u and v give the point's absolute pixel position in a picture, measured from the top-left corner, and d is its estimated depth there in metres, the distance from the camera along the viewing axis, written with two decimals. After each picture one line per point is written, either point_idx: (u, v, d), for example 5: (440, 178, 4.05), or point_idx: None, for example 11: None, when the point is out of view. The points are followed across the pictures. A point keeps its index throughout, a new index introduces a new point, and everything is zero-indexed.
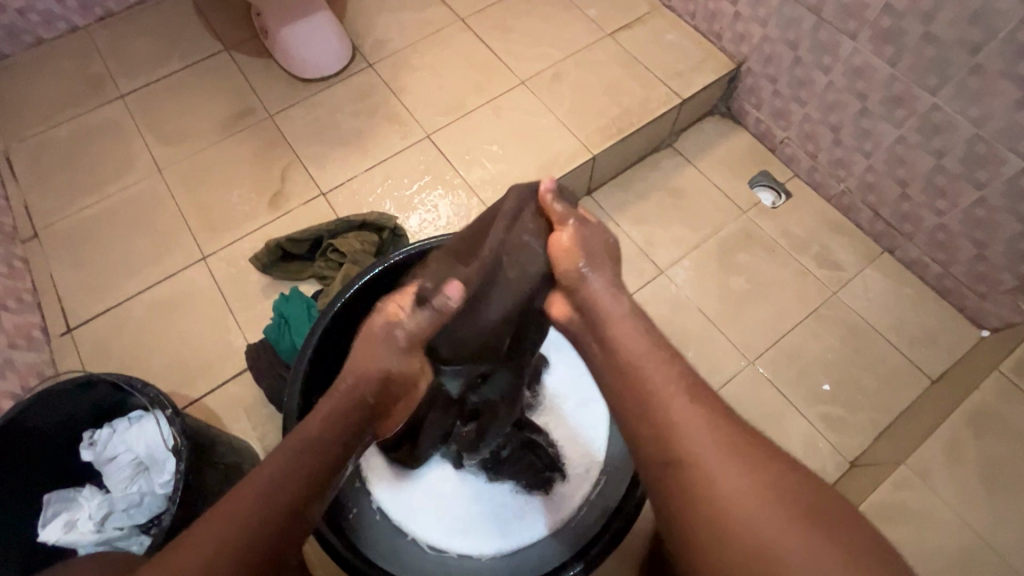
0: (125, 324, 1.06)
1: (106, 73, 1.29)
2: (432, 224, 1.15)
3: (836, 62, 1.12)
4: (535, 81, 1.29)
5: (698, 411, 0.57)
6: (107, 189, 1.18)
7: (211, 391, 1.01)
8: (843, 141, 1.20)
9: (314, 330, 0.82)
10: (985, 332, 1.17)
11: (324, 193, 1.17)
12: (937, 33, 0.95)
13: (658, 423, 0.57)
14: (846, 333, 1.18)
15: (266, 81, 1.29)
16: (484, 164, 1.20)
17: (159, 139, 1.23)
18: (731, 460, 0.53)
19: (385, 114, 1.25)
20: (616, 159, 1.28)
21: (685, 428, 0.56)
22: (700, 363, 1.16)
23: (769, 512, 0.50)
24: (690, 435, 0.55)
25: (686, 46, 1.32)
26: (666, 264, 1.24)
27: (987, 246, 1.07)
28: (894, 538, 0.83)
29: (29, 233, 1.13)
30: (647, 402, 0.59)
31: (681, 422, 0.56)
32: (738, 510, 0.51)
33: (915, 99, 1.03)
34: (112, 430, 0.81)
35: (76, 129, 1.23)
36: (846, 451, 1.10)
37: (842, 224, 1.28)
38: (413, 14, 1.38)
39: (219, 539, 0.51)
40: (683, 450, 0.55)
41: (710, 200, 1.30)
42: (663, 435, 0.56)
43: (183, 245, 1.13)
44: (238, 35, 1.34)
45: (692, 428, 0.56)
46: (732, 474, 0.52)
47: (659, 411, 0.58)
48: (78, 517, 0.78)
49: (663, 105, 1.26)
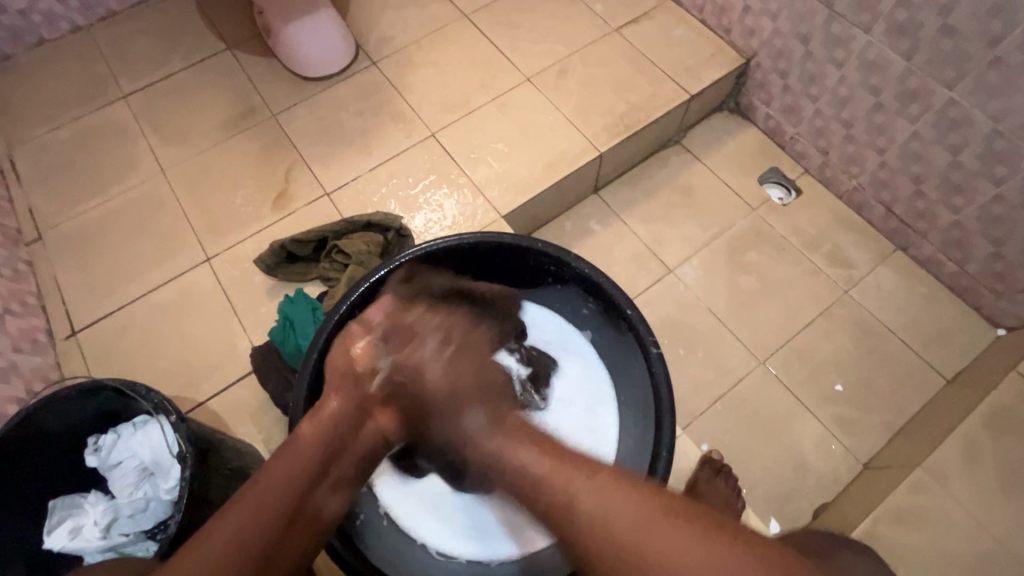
0: (129, 326, 1.05)
1: (109, 73, 1.28)
2: (437, 224, 1.13)
3: (849, 56, 1.09)
4: (540, 78, 1.27)
5: (589, 481, 0.56)
6: (110, 190, 1.17)
7: (216, 394, 1.01)
8: (855, 137, 1.17)
9: (319, 333, 0.80)
10: (1001, 331, 1.15)
11: (329, 193, 1.16)
12: (955, 26, 0.93)
13: (563, 500, 0.56)
14: (859, 332, 1.16)
15: (269, 79, 1.27)
16: (489, 163, 1.18)
17: (162, 140, 1.22)
18: (635, 523, 0.52)
19: (390, 112, 1.24)
20: (623, 157, 1.26)
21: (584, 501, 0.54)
22: (710, 364, 1.14)
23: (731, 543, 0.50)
24: (592, 506, 0.54)
25: (694, 41, 1.30)
26: (675, 263, 1.23)
27: (1004, 244, 1.05)
28: (912, 543, 0.81)
29: (33, 235, 1.13)
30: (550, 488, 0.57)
31: (583, 497, 0.55)
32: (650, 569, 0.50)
33: (931, 93, 1.01)
34: (117, 436, 0.80)
35: (79, 130, 1.22)
36: (859, 453, 1.08)
37: (854, 221, 1.26)
38: (417, 11, 1.36)
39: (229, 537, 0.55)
40: (586, 522, 0.54)
41: (720, 197, 1.28)
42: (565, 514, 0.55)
43: (187, 246, 1.12)
44: (240, 33, 1.33)
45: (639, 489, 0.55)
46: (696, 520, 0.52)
47: (562, 488, 0.56)
48: (83, 524, 0.78)
49: (671, 102, 1.24)
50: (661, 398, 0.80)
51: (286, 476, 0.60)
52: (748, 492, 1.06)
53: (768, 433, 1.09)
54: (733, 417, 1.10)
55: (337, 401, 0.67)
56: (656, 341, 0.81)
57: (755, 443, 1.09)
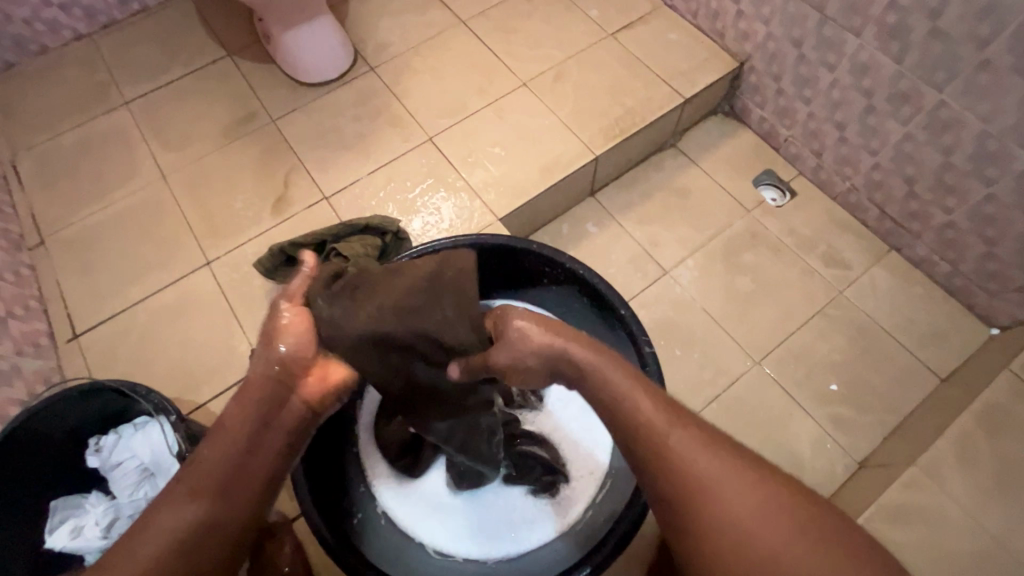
0: (130, 330, 1.07)
1: (111, 80, 1.30)
2: (434, 227, 1.15)
3: (841, 59, 1.11)
4: (537, 83, 1.29)
5: (694, 436, 0.55)
6: (112, 196, 1.18)
7: (216, 396, 1.02)
8: (848, 139, 1.18)
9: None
10: (995, 330, 1.16)
11: (328, 197, 1.17)
12: (944, 29, 0.94)
13: (666, 450, 0.54)
14: (854, 332, 1.17)
15: (269, 86, 1.29)
16: (486, 167, 1.20)
17: (163, 146, 1.23)
18: (730, 482, 0.52)
19: (388, 117, 1.26)
20: (619, 160, 1.27)
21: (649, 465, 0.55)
22: (706, 365, 1.15)
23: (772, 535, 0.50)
24: (695, 461, 0.53)
25: (689, 45, 1.32)
26: (670, 265, 1.24)
27: (996, 243, 1.06)
28: (907, 541, 0.82)
29: (35, 240, 1.14)
30: (651, 435, 0.55)
31: (683, 449, 0.54)
32: (740, 530, 0.50)
33: (922, 96, 1.02)
34: (118, 436, 0.81)
35: (82, 136, 1.24)
36: (855, 452, 1.08)
37: (848, 222, 1.27)
38: (415, 18, 1.38)
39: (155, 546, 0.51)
40: (683, 475, 0.53)
41: (715, 199, 1.30)
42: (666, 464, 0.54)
43: (188, 250, 1.13)
44: (241, 40, 1.35)
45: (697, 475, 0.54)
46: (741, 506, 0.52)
47: (668, 439, 0.55)
48: (84, 524, 0.79)
49: (666, 105, 1.25)
50: None
51: (218, 459, 0.55)
52: None
53: (764, 433, 1.10)
54: (730, 417, 1.11)
55: (256, 381, 0.59)
56: (649, 340, 0.82)
57: (751, 443, 1.09)
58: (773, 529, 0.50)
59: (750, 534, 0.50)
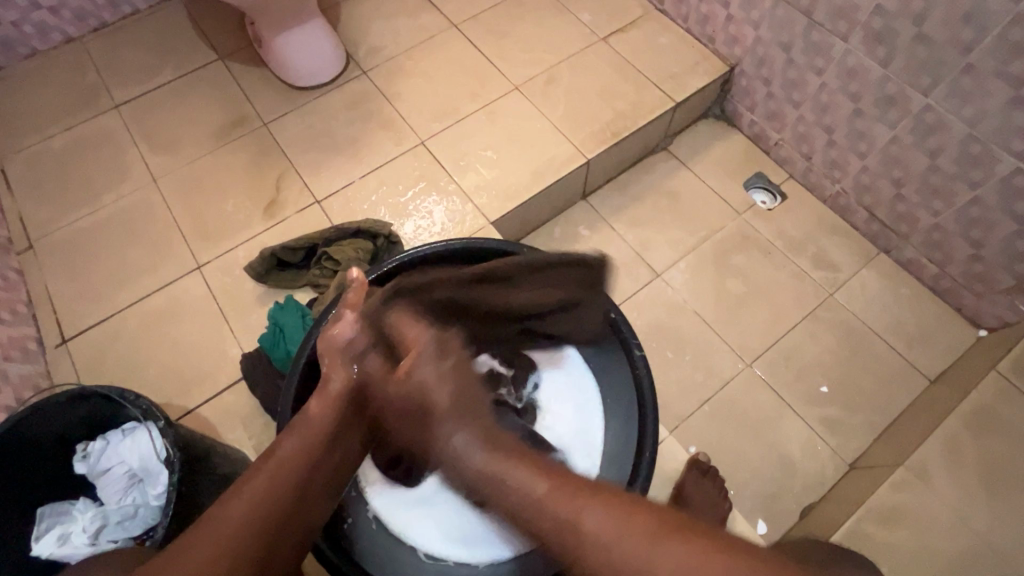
0: (120, 334, 1.06)
1: (101, 84, 1.29)
2: (426, 231, 1.15)
3: (829, 64, 1.12)
4: (528, 86, 1.29)
5: (598, 505, 0.51)
6: (101, 200, 1.18)
7: (206, 401, 1.01)
8: (837, 142, 1.19)
9: (309, 337, 0.82)
10: (983, 331, 1.17)
11: (319, 201, 1.17)
12: (928, 34, 0.95)
13: (563, 529, 0.51)
14: (843, 334, 1.18)
15: (261, 89, 1.29)
16: (478, 170, 1.20)
17: (153, 149, 1.23)
18: (664, 545, 0.48)
19: (380, 121, 1.26)
20: (610, 163, 1.28)
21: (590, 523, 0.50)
22: (697, 367, 1.16)
23: None
24: (608, 533, 0.49)
25: (679, 50, 1.32)
26: (662, 267, 1.24)
27: (982, 245, 1.07)
28: (895, 541, 0.82)
29: (24, 244, 1.13)
30: (550, 509, 0.52)
31: (597, 532, 0.50)
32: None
33: (908, 99, 1.03)
34: (105, 442, 0.81)
35: (72, 140, 1.23)
36: (845, 453, 1.09)
37: (838, 225, 1.28)
38: (407, 22, 1.38)
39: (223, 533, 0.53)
40: (612, 559, 0.48)
41: (706, 202, 1.30)
42: (583, 558, 0.50)
43: (178, 254, 1.13)
44: (232, 44, 1.34)
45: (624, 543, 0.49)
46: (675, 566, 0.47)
47: (571, 517, 0.51)
48: (71, 531, 0.78)
49: (657, 109, 1.26)
50: (644, 397, 0.83)
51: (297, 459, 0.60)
52: (735, 493, 1.07)
53: (755, 434, 1.11)
54: (721, 419, 1.12)
55: (342, 388, 0.66)
56: (639, 344, 0.86)
57: (742, 445, 1.10)
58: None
59: None
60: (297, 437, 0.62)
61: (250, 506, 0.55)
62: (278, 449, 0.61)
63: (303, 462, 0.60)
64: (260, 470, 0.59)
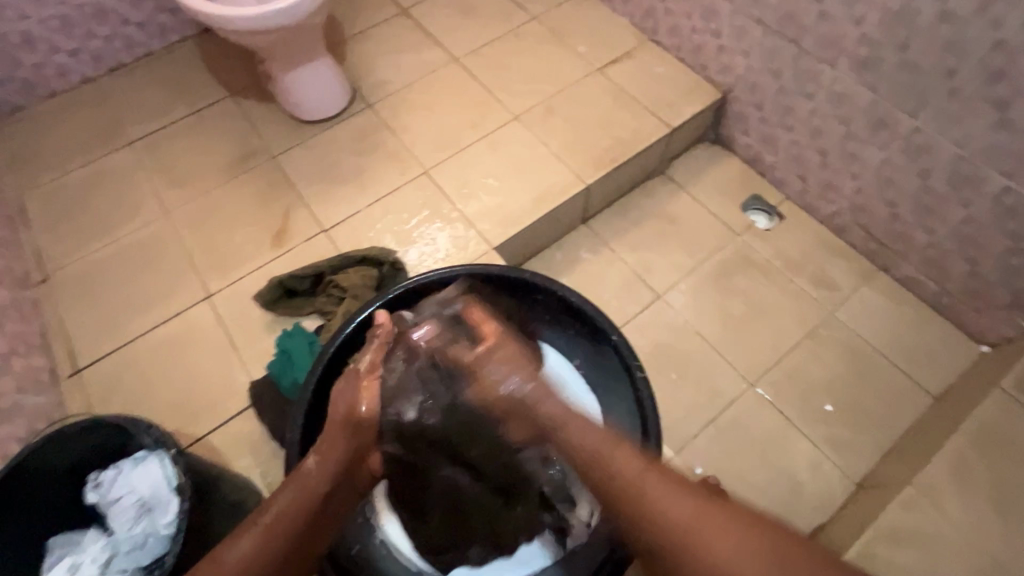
0: (130, 363, 1.08)
1: (116, 121, 1.35)
2: (430, 257, 1.17)
3: (819, 89, 1.15)
4: (528, 116, 1.33)
5: (715, 515, 0.56)
6: (115, 232, 1.21)
7: (214, 428, 1.02)
8: (830, 164, 1.22)
9: (305, 391, 0.83)
10: (985, 347, 1.17)
11: (326, 230, 1.20)
12: (913, 60, 0.99)
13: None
14: (845, 352, 1.19)
15: (270, 123, 1.34)
16: (481, 198, 1.23)
17: (166, 182, 1.27)
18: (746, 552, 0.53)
19: (385, 151, 1.30)
20: (609, 188, 1.31)
21: (656, 490, 0.60)
22: (701, 387, 1.16)
23: (719, 539, 0.54)
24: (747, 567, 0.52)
25: (674, 78, 1.37)
26: (663, 289, 1.26)
27: (978, 262, 1.09)
28: (907, 561, 0.81)
29: (40, 276, 1.17)
30: (626, 482, 0.62)
31: (660, 498, 0.59)
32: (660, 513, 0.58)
33: (897, 122, 1.06)
34: (117, 471, 0.81)
35: (87, 175, 1.28)
36: (852, 472, 1.09)
37: (836, 244, 1.30)
38: (410, 56, 1.43)
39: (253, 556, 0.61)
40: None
41: (705, 224, 1.33)
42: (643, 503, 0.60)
43: (189, 283, 1.16)
44: (243, 81, 1.40)
45: (666, 495, 0.59)
46: (719, 535, 0.55)
47: (630, 474, 0.62)
48: (81, 561, 0.78)
49: (653, 135, 1.30)
50: (648, 421, 0.81)
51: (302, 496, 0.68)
52: None
53: (760, 455, 1.11)
54: (726, 440, 1.12)
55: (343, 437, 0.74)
56: (640, 365, 0.84)
57: (748, 467, 1.09)
58: (721, 540, 0.54)
59: (703, 538, 0.55)
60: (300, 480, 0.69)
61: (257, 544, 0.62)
62: (303, 467, 0.70)
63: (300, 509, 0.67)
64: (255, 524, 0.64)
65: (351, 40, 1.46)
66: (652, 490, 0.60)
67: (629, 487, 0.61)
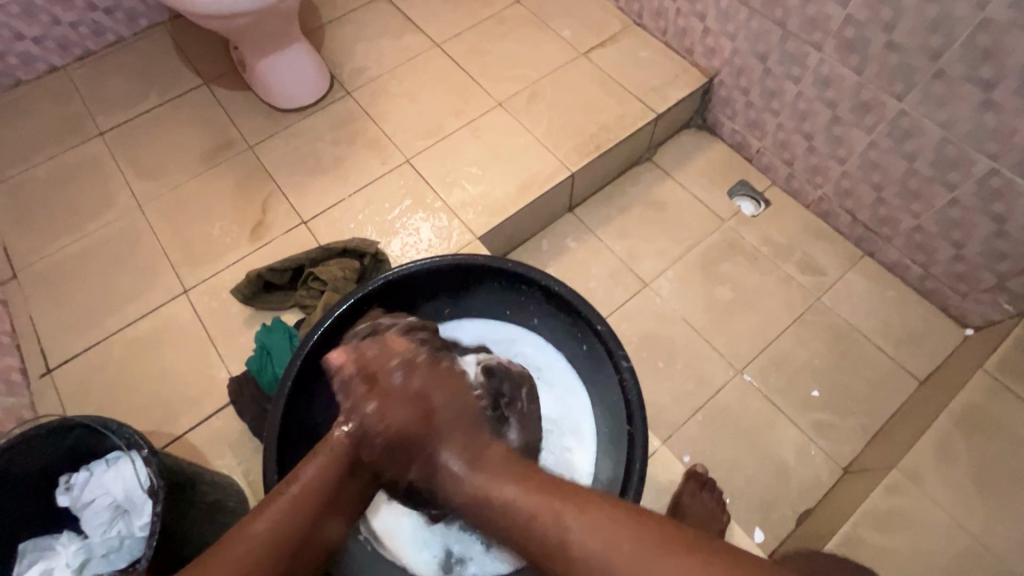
0: (105, 361, 1.05)
1: (85, 111, 1.30)
2: (413, 248, 1.15)
3: (805, 72, 1.14)
4: (511, 102, 1.30)
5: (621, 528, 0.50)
6: (86, 227, 1.17)
7: (194, 427, 1.00)
8: (817, 148, 1.21)
9: (284, 386, 0.81)
10: (969, 330, 1.17)
11: (306, 222, 1.17)
12: (900, 41, 0.97)
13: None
14: (832, 338, 1.19)
15: (245, 112, 1.30)
16: (464, 187, 1.21)
17: (138, 174, 1.23)
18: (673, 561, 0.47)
19: (365, 140, 1.26)
20: (594, 175, 1.29)
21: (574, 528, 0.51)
22: (688, 375, 1.16)
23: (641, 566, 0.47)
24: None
25: (660, 63, 1.35)
26: (650, 277, 1.25)
27: (964, 245, 1.09)
28: (893, 545, 0.81)
29: (8, 274, 1.13)
30: (523, 520, 0.53)
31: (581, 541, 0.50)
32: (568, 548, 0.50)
33: (883, 105, 1.05)
34: (90, 473, 0.79)
35: (56, 168, 1.23)
36: (838, 457, 1.09)
37: (823, 230, 1.29)
38: (390, 42, 1.40)
39: (253, 551, 0.54)
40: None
41: (692, 210, 1.31)
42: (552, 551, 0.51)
43: (164, 279, 1.12)
44: (216, 69, 1.35)
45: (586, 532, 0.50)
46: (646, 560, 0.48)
47: (536, 524, 0.52)
48: (55, 565, 0.76)
49: (638, 122, 1.28)
50: (632, 409, 0.79)
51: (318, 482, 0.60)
52: (731, 501, 1.06)
53: (748, 441, 1.10)
54: (714, 427, 1.11)
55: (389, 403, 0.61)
56: (626, 354, 0.82)
57: (736, 454, 1.09)
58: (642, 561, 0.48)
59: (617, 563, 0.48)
60: (317, 462, 0.61)
61: (265, 535, 0.55)
62: (332, 438, 0.62)
63: (317, 496, 0.59)
64: (264, 512, 0.57)
65: (328, 26, 1.42)
66: (572, 533, 0.51)
67: (515, 519, 0.54)
